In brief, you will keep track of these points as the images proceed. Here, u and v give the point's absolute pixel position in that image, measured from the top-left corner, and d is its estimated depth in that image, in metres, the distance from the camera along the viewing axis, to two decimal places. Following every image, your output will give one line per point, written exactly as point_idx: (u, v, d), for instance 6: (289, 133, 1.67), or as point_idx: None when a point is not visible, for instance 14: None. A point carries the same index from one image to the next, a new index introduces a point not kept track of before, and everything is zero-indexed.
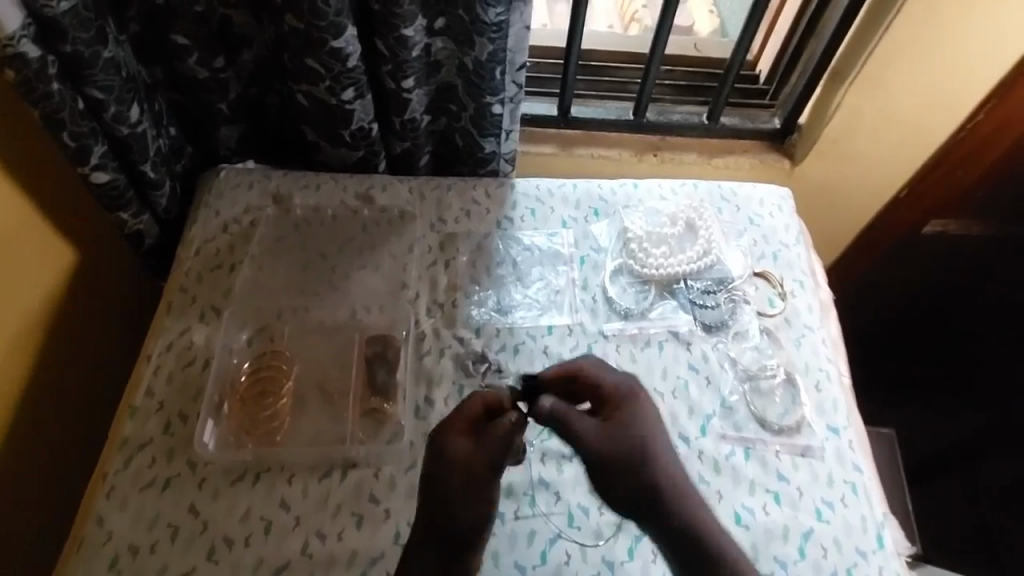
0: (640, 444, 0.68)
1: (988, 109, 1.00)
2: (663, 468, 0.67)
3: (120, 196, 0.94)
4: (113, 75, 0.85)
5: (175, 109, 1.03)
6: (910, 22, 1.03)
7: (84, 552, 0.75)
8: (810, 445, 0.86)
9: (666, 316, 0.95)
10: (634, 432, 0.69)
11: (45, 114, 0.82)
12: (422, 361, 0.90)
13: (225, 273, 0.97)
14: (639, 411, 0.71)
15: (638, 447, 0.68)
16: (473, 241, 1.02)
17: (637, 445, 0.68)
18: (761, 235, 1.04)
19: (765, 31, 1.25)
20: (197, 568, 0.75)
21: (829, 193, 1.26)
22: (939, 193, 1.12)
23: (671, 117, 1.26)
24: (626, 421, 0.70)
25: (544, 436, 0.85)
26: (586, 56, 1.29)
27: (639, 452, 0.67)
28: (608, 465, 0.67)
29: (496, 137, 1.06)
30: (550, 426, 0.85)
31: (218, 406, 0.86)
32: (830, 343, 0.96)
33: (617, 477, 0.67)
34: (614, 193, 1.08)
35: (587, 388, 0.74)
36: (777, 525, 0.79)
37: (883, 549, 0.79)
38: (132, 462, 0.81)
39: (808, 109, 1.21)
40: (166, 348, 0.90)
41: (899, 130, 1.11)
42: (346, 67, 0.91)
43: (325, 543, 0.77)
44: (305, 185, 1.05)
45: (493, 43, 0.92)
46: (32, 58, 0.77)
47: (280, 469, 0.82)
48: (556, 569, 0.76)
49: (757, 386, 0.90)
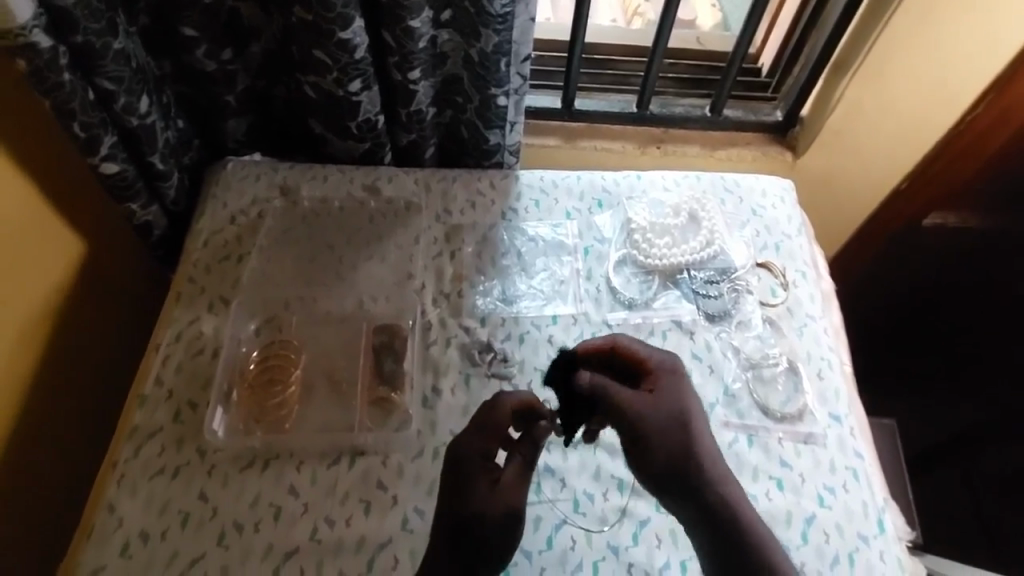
0: (685, 417, 0.67)
1: (985, 104, 0.99)
2: (704, 446, 0.66)
3: (128, 187, 0.95)
4: (122, 66, 0.86)
5: (182, 101, 1.04)
6: (910, 13, 1.05)
7: (96, 538, 0.76)
8: (812, 432, 0.87)
9: (669, 306, 0.96)
10: (676, 404, 0.68)
11: (56, 104, 0.83)
12: (428, 350, 0.92)
13: (233, 264, 0.98)
14: (679, 390, 0.70)
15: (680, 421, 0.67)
16: (478, 232, 1.03)
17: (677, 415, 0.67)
18: (763, 227, 1.04)
19: (767, 24, 1.26)
20: (208, 553, 0.76)
21: (831, 185, 1.27)
22: (940, 186, 1.10)
23: (674, 110, 1.28)
24: (669, 394, 0.69)
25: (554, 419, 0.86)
26: (590, 49, 1.30)
27: (678, 428, 0.66)
28: (645, 437, 0.66)
29: (501, 129, 1.07)
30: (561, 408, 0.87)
31: (227, 395, 0.87)
32: (831, 332, 0.97)
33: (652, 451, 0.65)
34: (617, 184, 1.09)
35: (629, 362, 0.75)
36: (779, 510, 0.80)
37: (884, 533, 0.80)
38: (143, 450, 0.82)
39: (811, 101, 1.25)
40: (175, 338, 0.91)
41: (900, 123, 1.11)
42: (353, 59, 0.92)
43: (333, 529, 0.78)
44: (312, 176, 1.06)
45: (498, 34, 0.92)
46: (43, 48, 0.78)
47: (289, 456, 0.83)
48: (562, 555, 0.77)
49: (759, 374, 0.91)
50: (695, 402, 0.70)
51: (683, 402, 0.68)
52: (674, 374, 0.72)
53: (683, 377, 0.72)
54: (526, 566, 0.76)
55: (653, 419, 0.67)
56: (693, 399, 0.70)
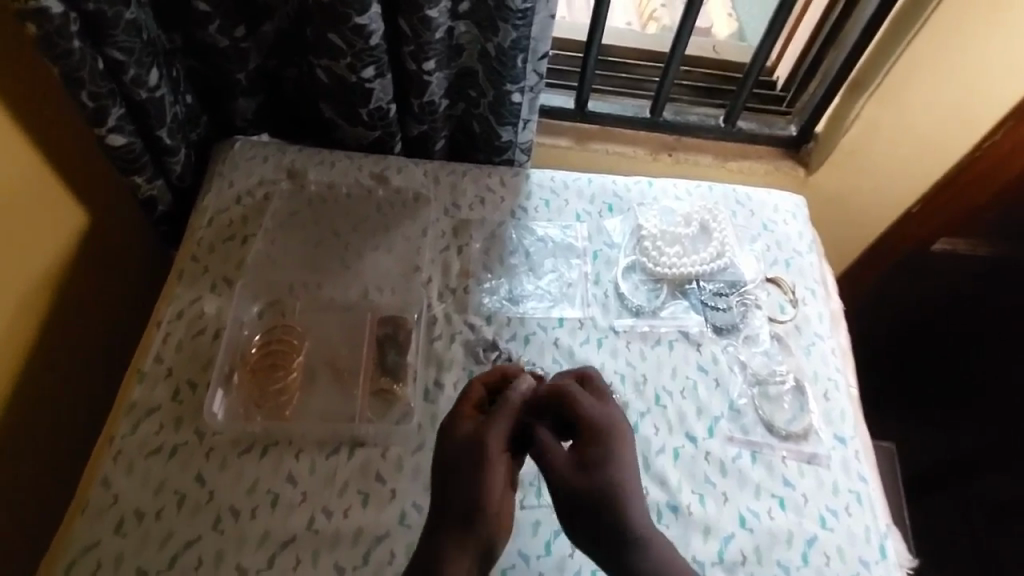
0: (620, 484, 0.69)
1: (1004, 130, 0.99)
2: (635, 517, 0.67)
3: (135, 160, 0.93)
4: (134, 37, 0.84)
5: (193, 77, 1.02)
6: (933, 39, 1.05)
7: (90, 514, 0.74)
8: (816, 452, 0.86)
9: (677, 316, 0.96)
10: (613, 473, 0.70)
11: (65, 72, 0.80)
12: (432, 345, 0.90)
13: (237, 244, 0.96)
14: (617, 448, 0.72)
15: (613, 487, 0.69)
16: (486, 228, 1.02)
17: (612, 484, 0.69)
18: (774, 242, 1.04)
19: (785, 38, 1.25)
20: (203, 537, 0.74)
21: (839, 201, 1.27)
22: (950, 214, 1.11)
23: (688, 118, 1.27)
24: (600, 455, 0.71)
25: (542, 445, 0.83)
26: (606, 51, 1.29)
27: (606, 495, 0.68)
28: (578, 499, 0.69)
29: (514, 126, 1.05)
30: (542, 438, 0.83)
31: (227, 377, 0.86)
32: (838, 352, 0.96)
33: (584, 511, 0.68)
34: (628, 189, 1.08)
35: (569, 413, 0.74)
36: (781, 530, 0.80)
37: (885, 559, 0.80)
38: (140, 428, 0.80)
39: (824, 120, 1.25)
40: (177, 316, 0.89)
41: (915, 146, 1.12)
42: (369, 45, 0.90)
43: (331, 520, 0.77)
44: (320, 161, 1.04)
45: (517, 29, 0.91)
46: (55, 14, 0.75)
47: (288, 444, 0.81)
48: (560, 561, 0.76)
49: (765, 392, 0.91)
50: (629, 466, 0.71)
51: (613, 463, 0.70)
52: (617, 427, 0.74)
53: (623, 440, 0.73)
54: (525, 570, 0.75)
55: (583, 482, 0.69)
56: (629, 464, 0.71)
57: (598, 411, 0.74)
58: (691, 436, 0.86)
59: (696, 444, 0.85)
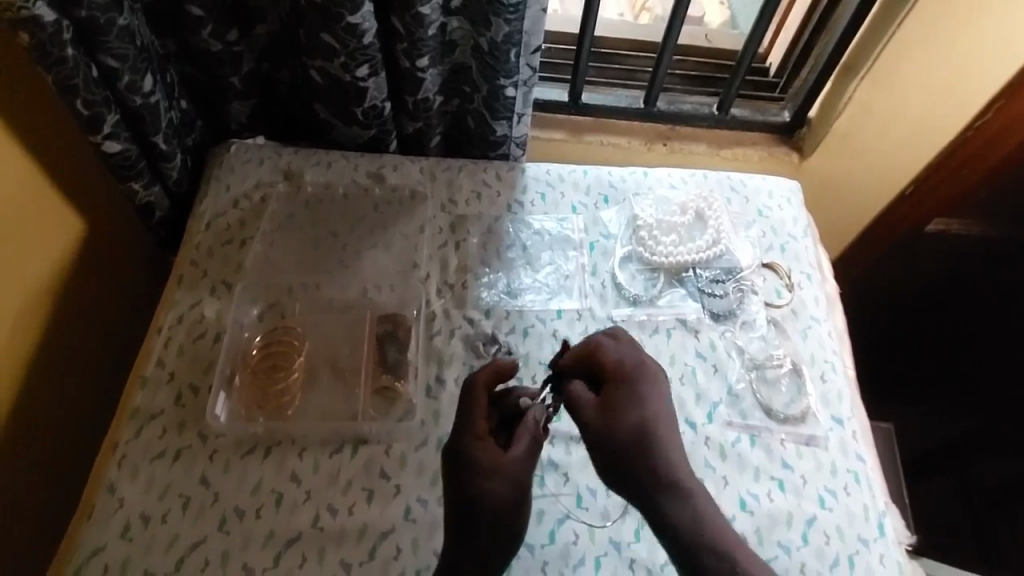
0: (646, 415, 0.73)
1: (996, 108, 0.99)
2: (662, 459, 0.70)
3: (131, 166, 0.94)
4: (127, 44, 0.85)
5: (188, 83, 1.03)
6: (921, 21, 1.06)
7: (95, 520, 0.75)
8: (814, 434, 0.87)
9: (674, 304, 0.96)
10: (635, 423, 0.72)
11: (58, 80, 0.81)
12: (433, 340, 0.91)
13: (236, 247, 0.97)
14: (644, 398, 0.74)
15: (642, 428, 0.72)
16: (483, 223, 1.02)
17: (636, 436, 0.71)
18: (768, 227, 1.04)
19: (779, 21, 1.25)
20: (209, 538, 0.75)
21: (832, 185, 1.28)
22: (945, 191, 1.11)
23: (682, 107, 1.27)
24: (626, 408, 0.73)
25: (551, 468, 0.82)
26: (599, 43, 1.29)
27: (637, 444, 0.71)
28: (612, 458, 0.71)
29: (508, 121, 1.05)
30: (554, 460, 0.83)
31: (229, 379, 0.87)
32: (835, 335, 0.97)
33: (606, 454, 0.72)
34: (624, 180, 1.08)
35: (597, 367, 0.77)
36: (780, 511, 0.81)
37: (884, 537, 0.81)
38: (144, 433, 0.81)
39: (817, 106, 1.26)
40: (177, 321, 0.90)
41: (907, 127, 1.12)
42: (361, 44, 0.90)
43: (336, 517, 0.78)
44: (317, 162, 1.05)
45: (509, 24, 0.91)
46: (47, 22, 0.76)
47: (291, 443, 0.82)
48: (564, 549, 0.77)
49: (763, 375, 0.91)
50: (658, 403, 0.75)
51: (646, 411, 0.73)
52: (641, 377, 0.76)
53: (653, 381, 0.76)
54: (528, 560, 0.76)
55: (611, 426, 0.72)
56: (656, 393, 0.75)
57: (625, 353, 0.78)
58: (691, 422, 0.86)
59: (695, 430, 0.86)
